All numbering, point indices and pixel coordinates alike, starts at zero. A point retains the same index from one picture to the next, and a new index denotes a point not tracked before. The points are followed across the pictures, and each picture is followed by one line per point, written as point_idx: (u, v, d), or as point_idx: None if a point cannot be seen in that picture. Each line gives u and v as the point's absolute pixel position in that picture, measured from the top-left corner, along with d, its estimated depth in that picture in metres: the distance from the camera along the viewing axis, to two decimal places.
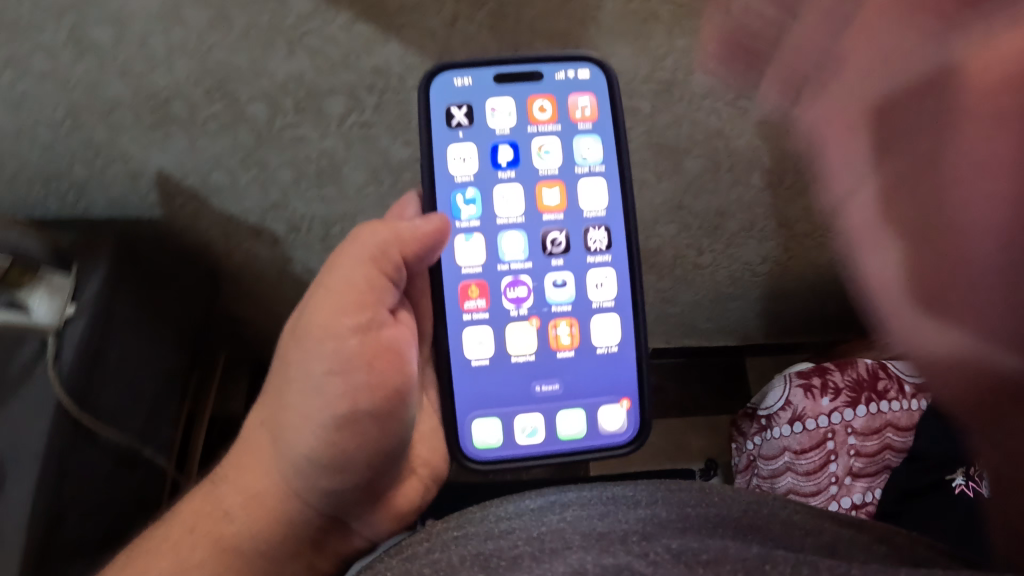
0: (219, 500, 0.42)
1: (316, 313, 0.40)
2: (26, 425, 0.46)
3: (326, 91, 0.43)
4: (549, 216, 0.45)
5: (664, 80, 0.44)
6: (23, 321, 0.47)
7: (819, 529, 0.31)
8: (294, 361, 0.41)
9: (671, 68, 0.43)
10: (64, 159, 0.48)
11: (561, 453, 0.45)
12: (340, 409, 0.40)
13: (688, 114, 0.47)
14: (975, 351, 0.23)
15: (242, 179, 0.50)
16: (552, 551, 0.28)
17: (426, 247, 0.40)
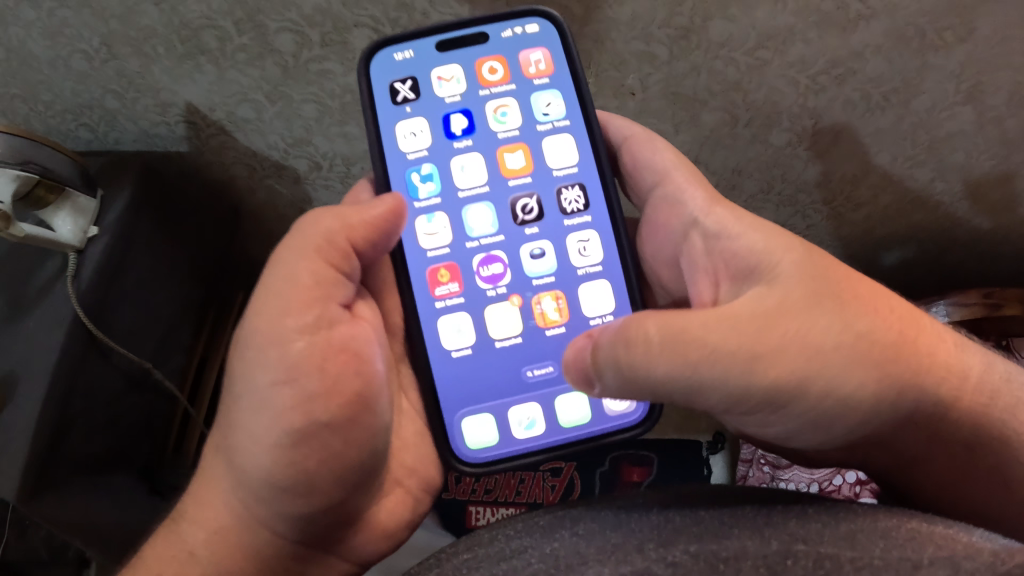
0: (182, 541, 0.40)
1: (255, 322, 0.38)
2: (42, 339, 0.50)
3: (351, 24, 0.46)
4: (515, 180, 0.45)
5: (684, 26, 0.49)
6: (48, 236, 0.51)
7: (837, 521, 0.28)
8: (238, 378, 0.39)
9: (691, 13, 0.48)
10: (95, 89, 0.52)
11: (553, 441, 0.43)
12: (294, 423, 0.37)
13: (704, 64, 0.52)
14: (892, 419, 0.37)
15: (268, 113, 0.53)
16: (567, 565, 0.29)
17: (374, 230, 0.40)
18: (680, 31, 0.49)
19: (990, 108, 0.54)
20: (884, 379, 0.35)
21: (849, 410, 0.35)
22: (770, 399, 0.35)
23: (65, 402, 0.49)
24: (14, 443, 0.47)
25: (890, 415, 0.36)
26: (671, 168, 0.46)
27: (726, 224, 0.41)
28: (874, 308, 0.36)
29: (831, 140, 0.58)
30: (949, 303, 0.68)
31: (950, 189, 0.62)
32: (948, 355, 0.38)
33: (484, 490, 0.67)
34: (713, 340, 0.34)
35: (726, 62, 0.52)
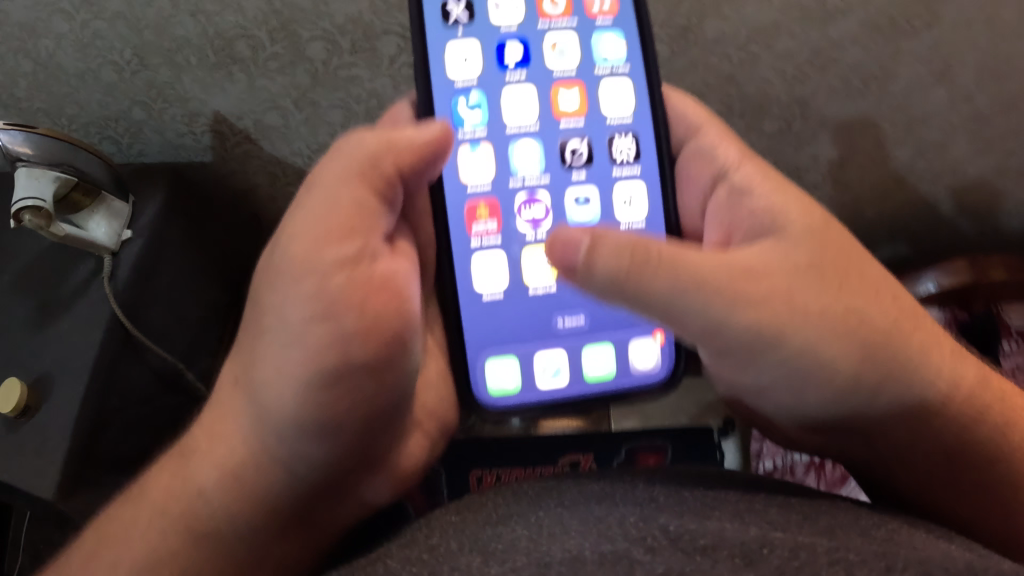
0: (192, 480, 0.38)
1: (291, 246, 0.35)
2: (78, 336, 0.52)
3: (380, 31, 0.48)
4: (566, 121, 0.43)
5: (681, 27, 0.53)
6: (81, 235, 0.53)
7: (817, 513, 0.31)
8: (268, 306, 0.36)
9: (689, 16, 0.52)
10: (123, 100, 0.54)
11: (577, 387, 0.44)
12: (327, 364, 0.35)
13: (701, 60, 0.55)
14: (866, 401, 0.37)
15: (296, 120, 0.55)
16: (551, 536, 0.29)
17: (426, 158, 0.37)
18: (678, 29, 0.53)
19: (961, 88, 0.58)
20: (863, 359, 0.35)
21: (824, 376, 0.35)
22: (752, 342, 0.34)
23: (103, 399, 0.52)
24: (55, 438, 0.49)
25: (863, 378, 0.35)
26: (705, 123, 0.45)
27: (753, 183, 0.40)
28: (873, 289, 0.36)
29: (817, 126, 0.62)
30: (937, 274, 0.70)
31: (929, 167, 0.65)
32: (944, 355, 0.38)
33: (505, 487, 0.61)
34: (705, 271, 0.33)
35: (723, 58, 0.55)
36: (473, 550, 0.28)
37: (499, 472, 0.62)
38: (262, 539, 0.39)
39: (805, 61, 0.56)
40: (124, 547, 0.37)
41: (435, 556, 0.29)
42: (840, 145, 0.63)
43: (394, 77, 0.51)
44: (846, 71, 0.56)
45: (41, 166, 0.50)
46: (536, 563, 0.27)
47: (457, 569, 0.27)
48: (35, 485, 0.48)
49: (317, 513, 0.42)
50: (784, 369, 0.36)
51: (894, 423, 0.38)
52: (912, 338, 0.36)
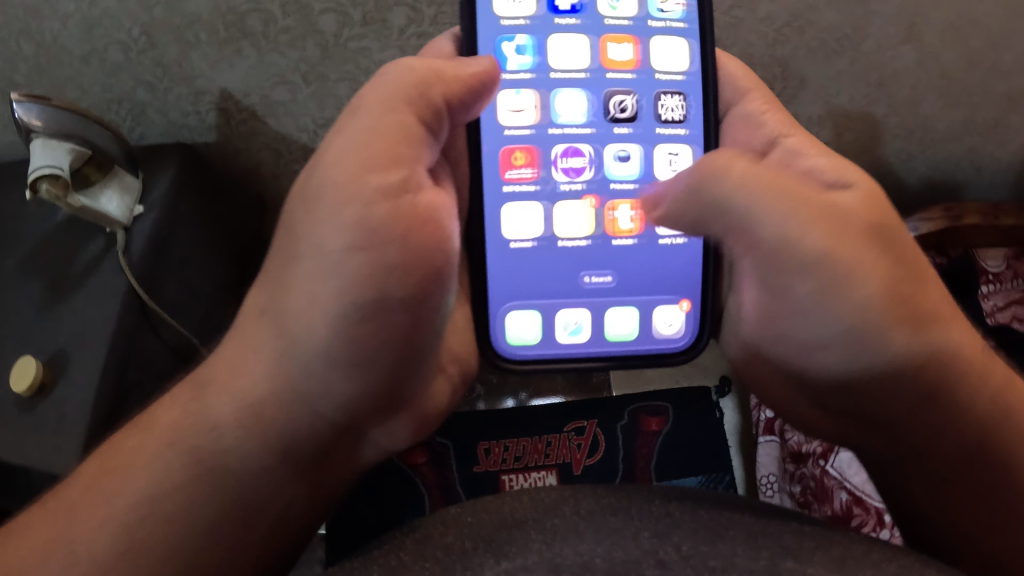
0: (207, 411, 0.38)
1: (333, 171, 0.35)
2: (92, 309, 0.52)
3: (392, 3, 0.51)
4: (613, 75, 0.44)
5: None
6: (92, 206, 0.52)
7: (829, 543, 0.30)
8: (304, 230, 0.36)
9: None
10: (129, 81, 0.55)
11: (598, 344, 0.46)
12: (363, 294, 0.35)
13: None
14: (913, 384, 0.39)
15: (303, 94, 0.57)
16: (564, 539, 0.29)
17: (470, 91, 0.39)
18: None
19: (927, 45, 0.59)
20: (911, 333, 0.37)
21: (872, 344, 0.38)
22: (813, 271, 0.38)
23: (123, 369, 0.51)
24: (71, 416, 0.48)
25: (916, 355, 0.38)
26: (753, 88, 0.48)
27: (806, 151, 0.43)
28: (925, 272, 0.39)
29: (798, 87, 0.62)
30: (917, 218, 0.71)
31: (906, 131, 0.67)
32: (976, 351, 0.40)
33: (512, 458, 0.66)
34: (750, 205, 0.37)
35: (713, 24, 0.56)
36: (487, 550, 0.29)
37: (506, 443, 0.67)
38: (274, 478, 0.39)
39: (788, 26, 0.57)
40: (127, 479, 0.37)
41: (450, 555, 0.30)
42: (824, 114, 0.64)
43: (403, 47, 0.54)
44: (827, 35, 0.58)
45: (56, 137, 0.49)
46: (548, 563, 0.28)
47: (470, 568, 0.28)
48: (53, 459, 0.47)
49: (332, 455, 0.42)
50: (834, 317, 0.38)
51: (937, 416, 0.41)
52: (944, 312, 0.39)
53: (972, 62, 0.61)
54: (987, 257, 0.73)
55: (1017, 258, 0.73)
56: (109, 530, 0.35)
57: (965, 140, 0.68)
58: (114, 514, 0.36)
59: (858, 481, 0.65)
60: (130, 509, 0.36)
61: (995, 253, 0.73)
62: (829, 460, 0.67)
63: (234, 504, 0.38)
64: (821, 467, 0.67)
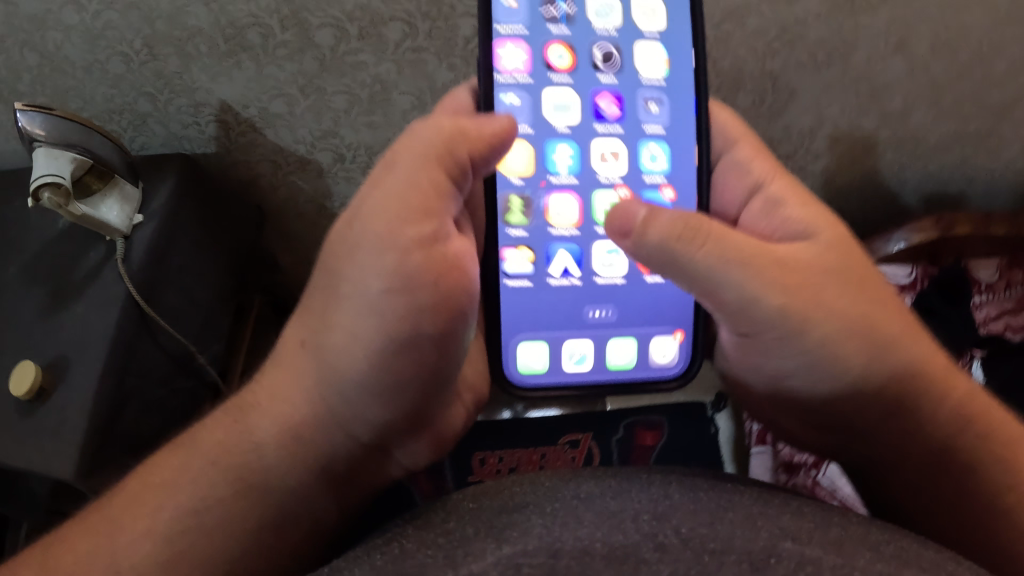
0: (251, 432, 0.40)
1: (371, 223, 0.36)
2: (94, 317, 0.52)
3: (387, 18, 0.51)
4: (647, 126, 0.45)
5: None
6: (92, 215, 0.52)
7: (829, 525, 0.28)
8: (346, 273, 0.37)
9: None
10: (130, 92, 0.56)
11: (599, 374, 0.47)
12: (398, 331, 0.36)
13: None
14: (885, 402, 0.42)
15: (301, 106, 0.58)
16: (565, 524, 0.27)
17: (492, 149, 0.37)
18: None
19: (916, 57, 0.60)
20: (878, 356, 0.40)
21: (847, 365, 0.40)
22: (778, 324, 0.39)
23: (122, 376, 0.51)
24: (73, 419, 0.48)
25: (890, 373, 0.40)
26: (741, 137, 0.47)
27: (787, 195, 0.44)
28: (890, 304, 0.41)
29: (789, 99, 0.63)
30: (905, 231, 0.73)
31: (897, 134, 0.68)
32: (936, 363, 0.42)
33: (506, 468, 0.71)
34: (745, 246, 0.38)
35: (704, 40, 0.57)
36: (488, 535, 0.27)
37: (501, 455, 0.72)
38: (310, 493, 0.41)
39: (778, 39, 0.57)
40: (171, 493, 0.38)
41: (451, 542, 0.27)
42: (814, 120, 0.66)
43: (398, 60, 0.54)
44: (819, 48, 0.58)
45: (58, 147, 0.49)
46: (547, 548, 0.26)
47: (469, 555, 0.26)
48: (52, 464, 0.47)
49: (360, 471, 0.44)
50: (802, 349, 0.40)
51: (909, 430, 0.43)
52: (913, 336, 0.41)
53: (964, 73, 0.62)
54: (980, 268, 0.75)
55: (1010, 267, 0.75)
56: (153, 540, 0.36)
57: (957, 149, 0.71)
58: (154, 525, 0.37)
59: (850, 491, 0.66)
60: (172, 522, 0.37)
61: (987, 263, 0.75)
62: (820, 470, 0.68)
63: (273, 518, 0.40)
64: (813, 477, 0.69)
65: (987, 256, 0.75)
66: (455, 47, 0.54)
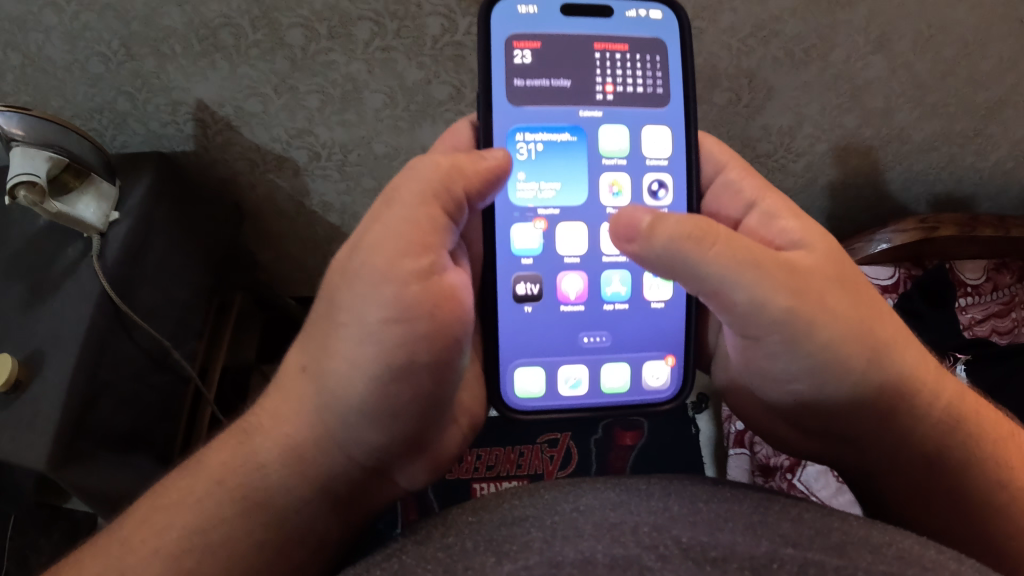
0: (255, 453, 0.40)
1: (371, 255, 0.36)
2: (71, 310, 0.53)
3: (356, 17, 0.52)
4: (646, 159, 0.46)
5: None
6: (68, 212, 0.53)
7: (830, 529, 0.29)
8: (345, 305, 0.37)
9: None
10: (109, 91, 0.57)
11: (596, 398, 0.46)
12: (396, 360, 0.36)
13: None
14: (880, 415, 0.42)
15: (276, 105, 0.59)
16: (565, 537, 0.28)
17: (488, 183, 0.40)
18: None
19: (898, 55, 0.61)
20: (878, 369, 0.40)
21: (845, 380, 0.40)
22: (778, 330, 0.39)
23: (95, 370, 0.52)
24: (46, 412, 0.49)
25: (888, 386, 0.40)
26: (730, 162, 0.48)
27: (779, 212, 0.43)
28: (888, 315, 0.41)
29: (765, 96, 0.64)
30: (891, 231, 0.74)
31: (877, 133, 0.70)
32: (925, 371, 0.42)
33: (485, 467, 0.73)
34: (737, 256, 0.37)
35: None
36: (487, 549, 0.28)
37: (478, 453, 0.74)
38: (313, 511, 0.41)
39: (750, 36, 0.58)
40: (177, 513, 0.38)
41: (451, 555, 0.28)
42: (791, 117, 0.67)
43: (368, 59, 0.55)
44: (789, 45, 0.59)
45: (35, 146, 0.50)
46: (549, 561, 0.27)
47: (470, 569, 0.27)
48: (30, 455, 0.48)
49: (359, 492, 0.43)
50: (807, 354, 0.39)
51: (907, 440, 0.43)
52: (905, 349, 0.41)
53: (949, 71, 0.63)
54: (966, 270, 0.78)
55: (996, 270, 0.78)
56: (160, 558, 0.36)
57: (943, 149, 0.73)
58: (163, 545, 0.37)
59: (825, 495, 0.67)
60: (181, 541, 0.37)
61: (974, 265, 0.78)
62: (796, 473, 0.69)
63: (279, 536, 0.40)
64: (788, 481, 0.70)
65: (973, 259, 0.78)
66: (424, 45, 0.55)
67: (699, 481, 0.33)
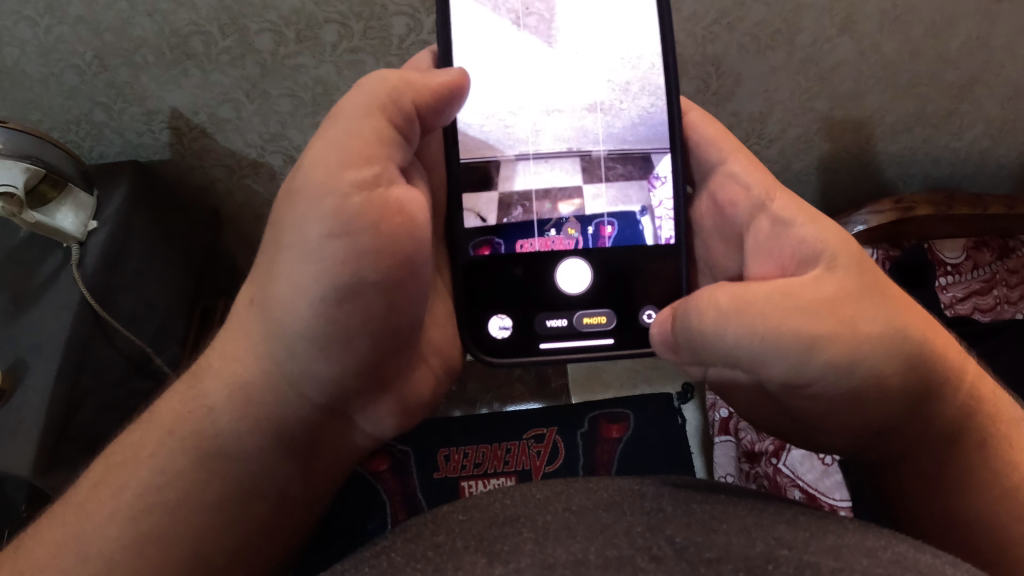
0: (204, 396, 0.41)
1: (310, 167, 0.35)
2: (52, 323, 0.53)
3: (322, 20, 0.53)
4: (614, 95, 0.47)
5: None
6: (46, 222, 0.53)
7: (824, 533, 0.28)
8: (286, 224, 0.36)
9: None
10: (85, 103, 0.58)
11: (573, 333, 0.46)
12: (340, 278, 0.36)
13: None
14: (910, 411, 0.40)
15: (248, 111, 0.60)
16: (557, 538, 0.28)
17: (439, 98, 0.40)
18: None
19: (864, 36, 0.63)
20: (912, 373, 0.38)
21: (880, 391, 0.38)
22: (824, 377, 0.37)
23: (77, 378, 0.52)
24: (29, 421, 0.49)
25: (921, 388, 0.39)
26: (734, 151, 0.47)
27: (793, 215, 0.41)
28: (907, 298, 0.40)
29: (733, 83, 0.66)
30: (867, 212, 0.76)
31: (845, 116, 0.71)
32: (948, 354, 0.40)
33: (472, 464, 0.74)
34: (765, 310, 0.37)
35: None
36: (478, 549, 0.27)
37: (465, 451, 0.75)
38: (269, 458, 0.43)
39: (715, 24, 0.60)
40: (131, 471, 0.39)
41: (441, 555, 0.27)
42: (761, 102, 0.68)
43: (336, 61, 0.56)
44: (752, 31, 0.61)
45: (12, 157, 0.50)
46: (542, 564, 0.26)
47: (461, 568, 0.26)
48: (16, 464, 0.48)
49: (322, 437, 0.45)
50: (855, 386, 0.38)
51: (934, 429, 0.41)
52: (930, 329, 0.39)
53: (916, 50, 0.65)
54: (945, 249, 0.78)
55: (976, 249, 0.78)
56: (117, 523, 0.38)
57: (917, 130, 0.74)
58: (118, 507, 0.38)
59: (811, 479, 0.68)
60: (136, 499, 0.38)
61: (952, 244, 0.78)
62: (781, 458, 0.70)
63: (231, 481, 0.41)
64: (773, 465, 0.71)
65: (951, 238, 0.78)
66: (391, 46, 0.55)
67: (689, 485, 0.33)
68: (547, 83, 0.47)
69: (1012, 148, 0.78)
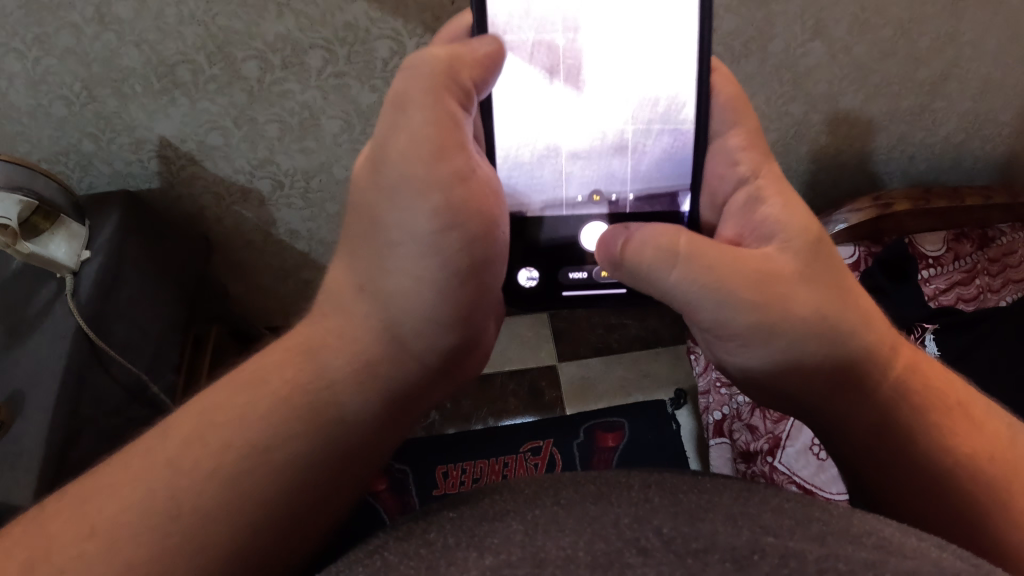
0: (321, 370, 0.38)
1: (404, 164, 0.35)
2: (48, 350, 0.53)
3: (307, 46, 0.54)
4: (639, 138, 0.44)
5: None
6: (40, 253, 0.54)
7: (810, 520, 0.29)
8: (389, 220, 0.37)
9: None
10: (73, 134, 0.58)
11: (594, 284, 0.47)
12: (458, 264, 0.38)
13: None
14: (828, 392, 0.40)
15: (235, 137, 0.61)
16: (547, 531, 0.28)
17: (483, 70, 0.37)
18: None
19: (837, 40, 0.64)
20: (833, 357, 0.38)
21: (797, 364, 0.39)
22: (749, 335, 0.39)
23: (75, 405, 0.52)
24: (29, 450, 0.49)
25: (839, 374, 0.39)
26: (743, 120, 0.43)
27: (766, 195, 0.40)
28: (861, 310, 0.39)
29: None
30: (847, 211, 0.77)
31: (820, 118, 0.72)
32: (880, 340, 0.39)
33: (470, 479, 0.76)
34: (715, 256, 0.37)
35: None
36: (469, 545, 0.27)
37: (462, 467, 0.77)
38: (391, 425, 0.41)
39: None
40: (237, 428, 0.35)
41: (432, 552, 0.27)
42: None
43: (321, 85, 0.57)
44: (727, 39, 0.62)
45: (7, 188, 0.51)
46: (533, 559, 0.26)
47: (454, 564, 0.26)
48: (16, 493, 0.47)
49: (425, 396, 0.43)
50: (776, 351, 0.39)
51: (851, 417, 0.40)
52: (867, 320, 0.39)
53: (888, 52, 0.66)
54: (926, 242, 0.78)
55: (956, 240, 0.78)
56: (216, 483, 0.33)
57: (892, 128, 0.75)
58: (220, 467, 0.33)
59: (807, 474, 0.68)
60: (236, 465, 0.33)
61: (932, 238, 0.78)
62: (776, 455, 0.71)
63: (335, 452, 0.37)
64: (770, 464, 0.71)
65: (931, 231, 0.79)
66: (373, 68, 0.57)
67: (678, 475, 0.33)
68: (575, 120, 0.44)
69: (985, 142, 0.79)
